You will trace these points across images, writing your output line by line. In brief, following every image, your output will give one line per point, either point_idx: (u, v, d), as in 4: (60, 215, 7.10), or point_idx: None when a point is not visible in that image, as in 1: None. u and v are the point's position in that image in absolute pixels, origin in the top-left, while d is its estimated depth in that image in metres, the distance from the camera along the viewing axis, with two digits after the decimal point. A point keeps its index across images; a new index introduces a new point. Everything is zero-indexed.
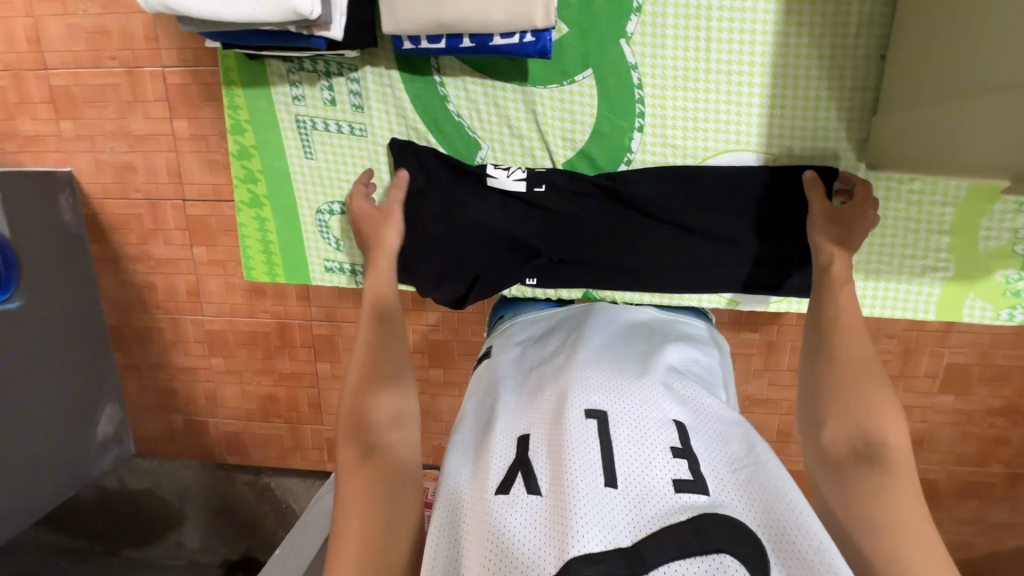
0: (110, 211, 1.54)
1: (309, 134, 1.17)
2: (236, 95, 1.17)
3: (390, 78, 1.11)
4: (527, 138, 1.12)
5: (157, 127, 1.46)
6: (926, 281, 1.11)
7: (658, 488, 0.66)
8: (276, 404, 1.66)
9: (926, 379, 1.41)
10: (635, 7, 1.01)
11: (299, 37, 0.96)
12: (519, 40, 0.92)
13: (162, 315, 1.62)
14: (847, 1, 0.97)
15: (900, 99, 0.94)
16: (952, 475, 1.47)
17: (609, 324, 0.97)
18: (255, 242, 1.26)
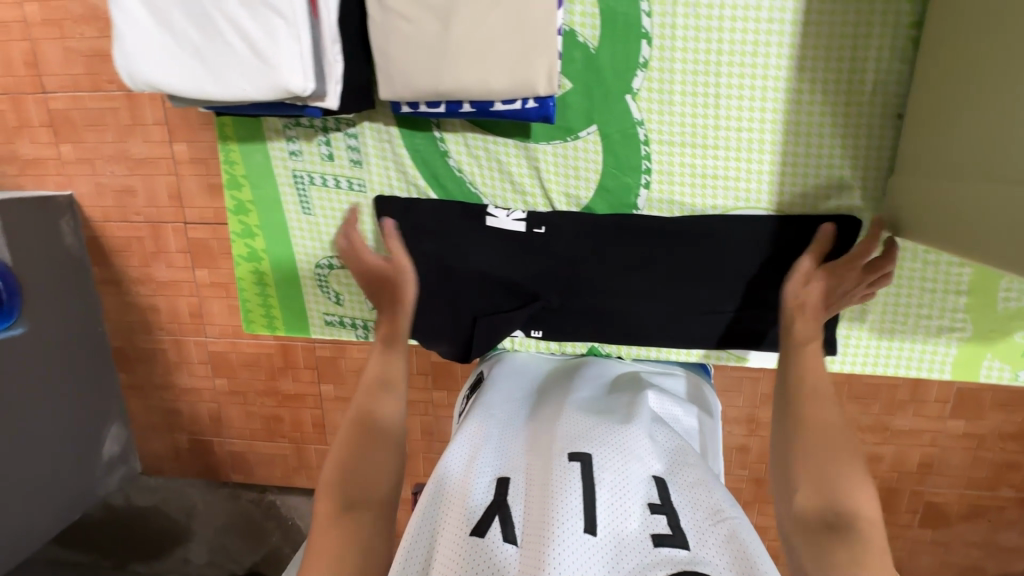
0: (111, 233, 1.53)
1: (307, 188, 1.16)
2: (231, 150, 1.16)
3: (388, 134, 1.11)
4: (529, 192, 1.11)
5: (157, 151, 1.44)
6: (941, 342, 1.10)
7: (636, 540, 0.70)
8: (281, 425, 1.66)
9: (936, 404, 1.39)
10: (642, 62, 1.00)
11: (292, 107, 0.99)
12: (521, 105, 0.94)
13: (165, 336, 1.62)
14: (864, 56, 0.96)
15: (927, 161, 0.91)
16: (962, 499, 1.46)
17: (592, 381, 1.02)
18: (253, 296, 1.25)
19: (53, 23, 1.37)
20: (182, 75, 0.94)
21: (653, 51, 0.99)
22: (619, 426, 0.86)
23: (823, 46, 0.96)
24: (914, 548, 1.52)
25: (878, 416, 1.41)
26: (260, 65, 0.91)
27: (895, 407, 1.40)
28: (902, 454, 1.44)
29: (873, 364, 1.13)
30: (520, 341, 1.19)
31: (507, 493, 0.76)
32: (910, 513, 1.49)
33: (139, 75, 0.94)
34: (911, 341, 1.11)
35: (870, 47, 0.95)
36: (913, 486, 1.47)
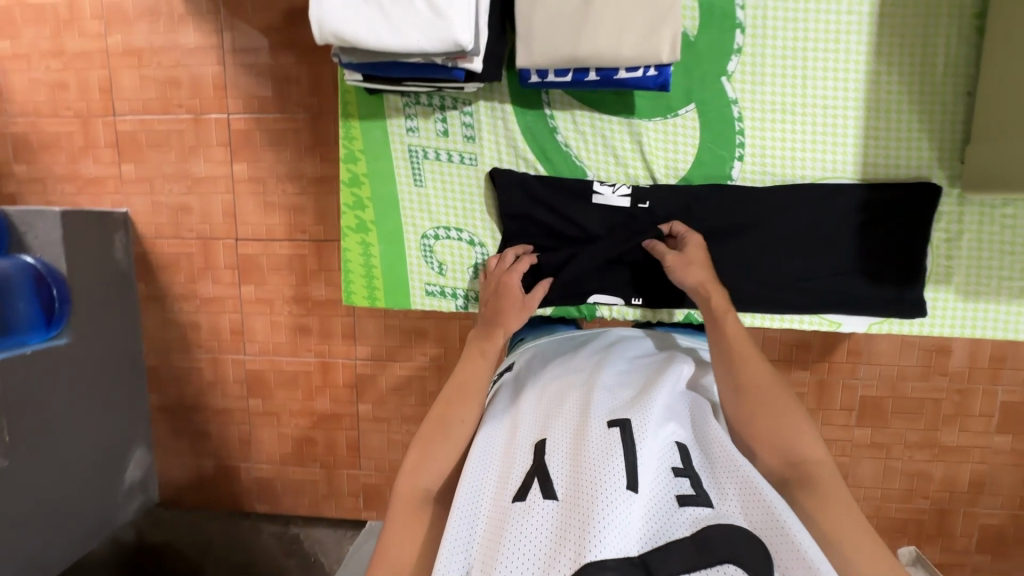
0: (162, 250, 1.56)
1: (420, 164, 1.11)
2: (353, 127, 1.11)
3: (503, 111, 1.07)
4: (632, 167, 1.06)
5: (217, 170, 1.51)
6: (1019, 301, 1.01)
7: (663, 501, 0.65)
8: (314, 447, 1.61)
9: (981, 418, 1.40)
10: (735, 48, 1.00)
11: (440, 68, 0.94)
12: (642, 74, 0.91)
13: (203, 354, 1.61)
14: (935, 33, 0.96)
15: (997, 119, 0.90)
16: (1015, 520, 1.43)
17: (626, 343, 0.95)
18: (356, 266, 1.16)
19: (133, 54, 1.48)
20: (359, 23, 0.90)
21: (746, 38, 0.99)
22: (651, 386, 0.79)
23: (897, 25, 0.97)
24: None
25: (924, 431, 1.42)
26: (428, 14, 0.87)
27: (940, 422, 1.41)
28: (952, 473, 1.43)
29: (956, 326, 1.03)
30: (612, 309, 1.09)
31: (545, 456, 0.70)
32: (965, 538, 1.45)
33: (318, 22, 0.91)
34: (991, 301, 1.02)
35: (941, 26, 0.96)
36: (966, 508, 1.44)
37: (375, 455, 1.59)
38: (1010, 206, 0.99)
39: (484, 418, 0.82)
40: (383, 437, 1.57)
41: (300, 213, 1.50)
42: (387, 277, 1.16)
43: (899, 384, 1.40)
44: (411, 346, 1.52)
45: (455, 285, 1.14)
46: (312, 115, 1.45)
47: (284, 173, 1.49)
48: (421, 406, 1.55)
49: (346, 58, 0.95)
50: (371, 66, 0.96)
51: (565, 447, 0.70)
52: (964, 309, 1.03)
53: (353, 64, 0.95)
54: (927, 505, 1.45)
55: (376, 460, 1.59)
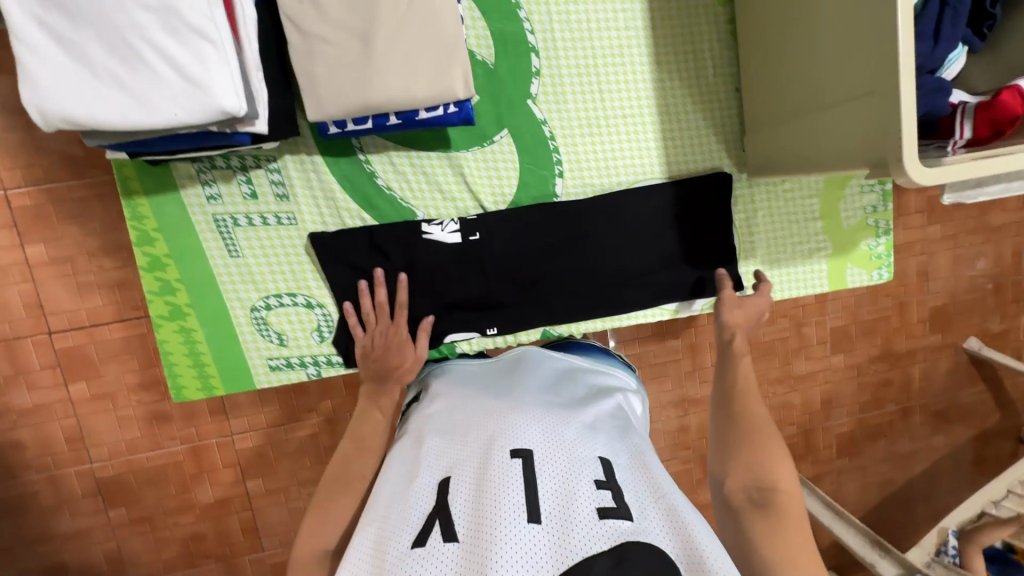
0: None
1: (232, 232, 1.01)
2: (139, 205, 0.99)
3: (313, 163, 1.01)
4: (460, 200, 1.06)
5: (5, 258, 1.26)
6: (813, 261, 1.18)
7: (582, 516, 0.64)
8: (203, 543, 1.43)
9: (820, 345, 1.63)
10: (533, 71, 1.03)
11: (218, 135, 0.85)
12: (443, 111, 0.91)
13: (35, 477, 1.34)
14: (701, 40, 1.08)
15: (764, 110, 1.04)
16: (860, 422, 1.70)
17: (536, 366, 0.97)
18: (181, 354, 1.05)
19: None
20: (96, 103, 0.77)
21: (542, 60, 1.03)
22: (558, 416, 0.81)
23: (670, 36, 1.06)
24: (840, 479, 1.72)
25: (781, 368, 1.62)
26: (183, 84, 0.77)
27: (791, 357, 1.62)
28: (807, 398, 1.65)
29: None
30: (471, 341, 1.11)
31: (448, 496, 0.69)
32: (828, 448, 1.69)
33: (45, 109, 0.77)
34: (792, 264, 1.18)
35: (704, 34, 1.07)
36: (823, 423, 1.68)
37: (278, 531, 1.45)
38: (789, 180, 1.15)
39: (388, 461, 0.80)
40: (283, 509, 1.44)
41: (128, 288, 1.30)
42: (220, 360, 1.07)
43: (753, 332, 1.58)
44: (293, 406, 1.40)
45: (300, 352, 1.08)
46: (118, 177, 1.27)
47: (96, 248, 1.28)
48: (319, 466, 1.44)
49: (99, 141, 0.82)
50: (137, 142, 0.85)
51: (469, 484, 0.70)
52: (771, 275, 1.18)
53: (110, 144, 0.83)
54: (794, 430, 1.66)
55: (281, 536, 1.46)
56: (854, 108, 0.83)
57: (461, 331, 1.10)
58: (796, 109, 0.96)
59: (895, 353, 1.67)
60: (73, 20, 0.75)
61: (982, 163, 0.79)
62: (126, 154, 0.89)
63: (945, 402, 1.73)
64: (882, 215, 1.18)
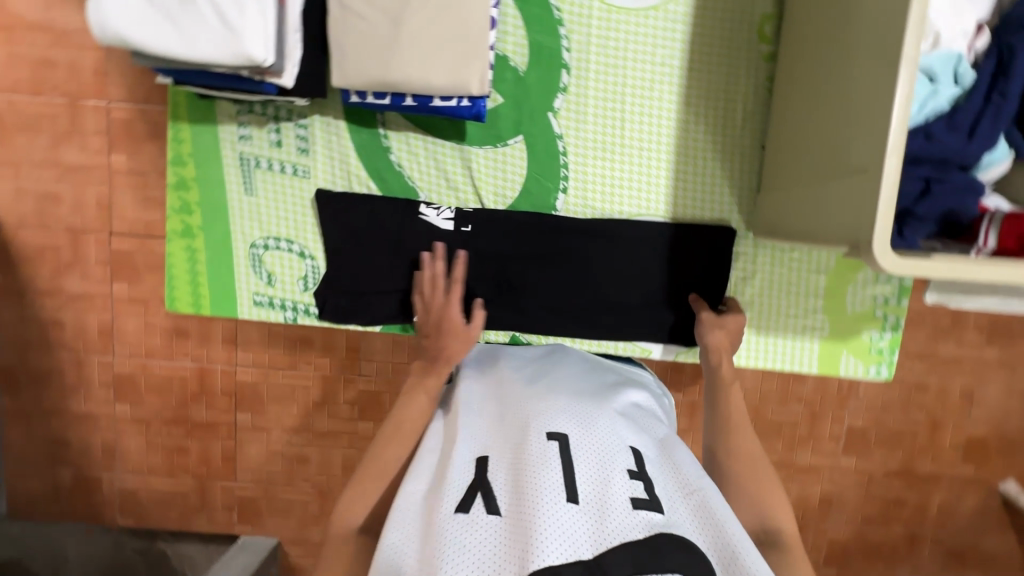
0: (24, 240, 1.45)
1: (252, 172, 1.10)
2: (181, 129, 1.09)
3: (337, 127, 1.08)
4: (462, 192, 1.10)
5: (93, 160, 1.42)
6: (805, 338, 1.13)
7: (618, 505, 0.71)
8: (185, 457, 1.53)
9: (831, 441, 1.52)
10: (561, 87, 1.06)
11: (247, 80, 0.93)
12: (456, 103, 0.95)
13: (66, 355, 1.49)
14: (736, 90, 1.06)
15: (781, 173, 1.00)
16: (858, 536, 1.57)
17: (572, 361, 1.03)
18: (181, 270, 1.14)
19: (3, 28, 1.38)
20: (146, 28, 0.87)
21: (571, 78, 1.05)
22: (591, 406, 0.87)
23: (706, 81, 1.06)
24: None
25: (783, 452, 1.53)
26: (221, 29, 0.86)
27: (797, 444, 1.52)
28: (804, 492, 1.54)
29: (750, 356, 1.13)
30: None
31: (488, 473, 0.75)
32: (815, 553, 1.57)
33: (102, 22, 0.87)
34: (782, 336, 1.13)
35: (740, 85, 1.06)
36: (816, 525, 1.56)
37: (252, 467, 1.53)
38: (799, 250, 1.10)
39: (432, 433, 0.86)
40: (262, 447, 1.52)
41: None
42: (212, 284, 1.15)
43: (761, 407, 1.51)
44: (295, 355, 1.48)
45: (283, 296, 1.14)
46: None
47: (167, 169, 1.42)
48: (304, 417, 1.51)
49: (144, 62, 0.92)
50: (177, 71, 0.94)
51: (507, 464, 0.76)
52: (758, 341, 1.13)
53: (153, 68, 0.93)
54: None
55: (253, 472, 1.53)
56: (851, 184, 0.78)
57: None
58: (805, 177, 0.92)
59: (916, 473, 1.53)
60: None
61: (951, 264, 0.73)
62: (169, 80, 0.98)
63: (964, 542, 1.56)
64: (891, 309, 1.12)
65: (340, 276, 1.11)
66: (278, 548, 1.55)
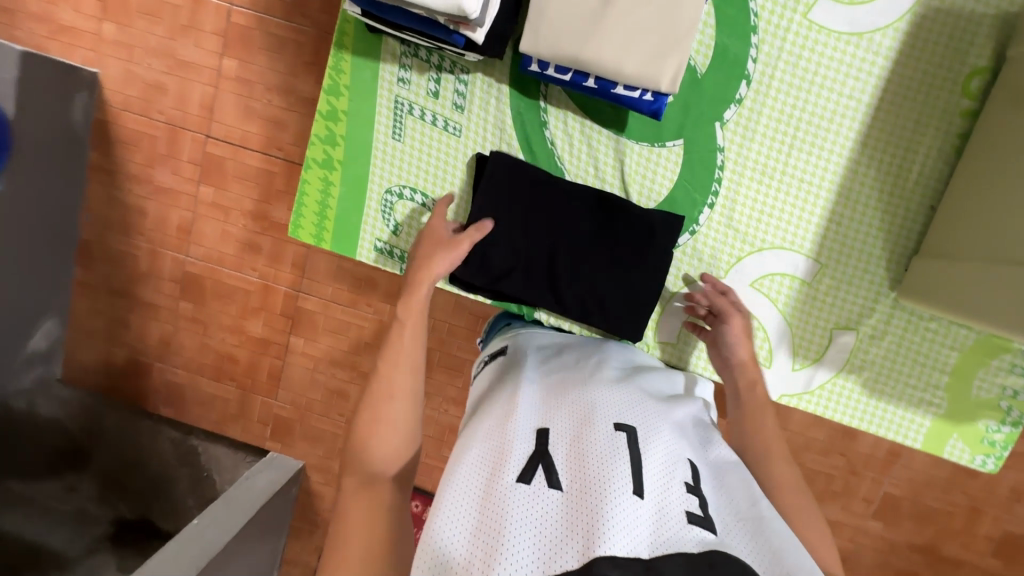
0: (125, 124, 1.47)
1: (403, 118, 1.09)
2: (343, 59, 1.08)
3: (498, 90, 1.06)
4: (608, 184, 1.09)
5: (205, 59, 1.42)
6: (917, 412, 1.09)
7: (676, 514, 0.63)
8: (233, 365, 1.58)
9: (863, 501, 1.50)
10: (737, 98, 1.04)
11: (439, 27, 0.89)
12: (639, 95, 0.92)
13: (142, 243, 1.53)
14: (919, 143, 1.02)
15: (944, 239, 0.98)
16: None
17: (633, 362, 0.96)
18: (311, 200, 1.15)
19: None
20: None
21: (749, 91, 1.03)
22: (651, 406, 0.81)
23: (888, 126, 1.03)
24: None
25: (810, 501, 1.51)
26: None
27: (827, 497, 1.51)
28: None
29: (855, 418, 1.11)
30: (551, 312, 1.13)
31: (549, 445, 0.69)
32: None
33: None
34: (893, 404, 1.10)
35: (925, 137, 1.02)
36: None
37: (294, 390, 1.58)
38: (936, 321, 1.06)
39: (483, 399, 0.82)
40: (307, 373, 1.56)
41: (281, 128, 1.43)
42: (339, 221, 1.16)
43: (802, 453, 1.49)
44: (358, 293, 1.49)
45: (402, 247, 1.15)
46: (319, 33, 1.38)
47: (274, 84, 1.42)
48: (352, 354, 1.54)
49: None
50: (372, 3, 0.90)
51: (566, 439, 0.70)
52: (870, 405, 1.11)
53: None
54: None
55: (293, 395, 1.58)
56: None
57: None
58: (973, 251, 0.90)
59: (939, 553, 1.51)
60: None
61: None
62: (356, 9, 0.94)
63: None
64: (1019, 403, 1.07)
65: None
66: (301, 471, 1.61)
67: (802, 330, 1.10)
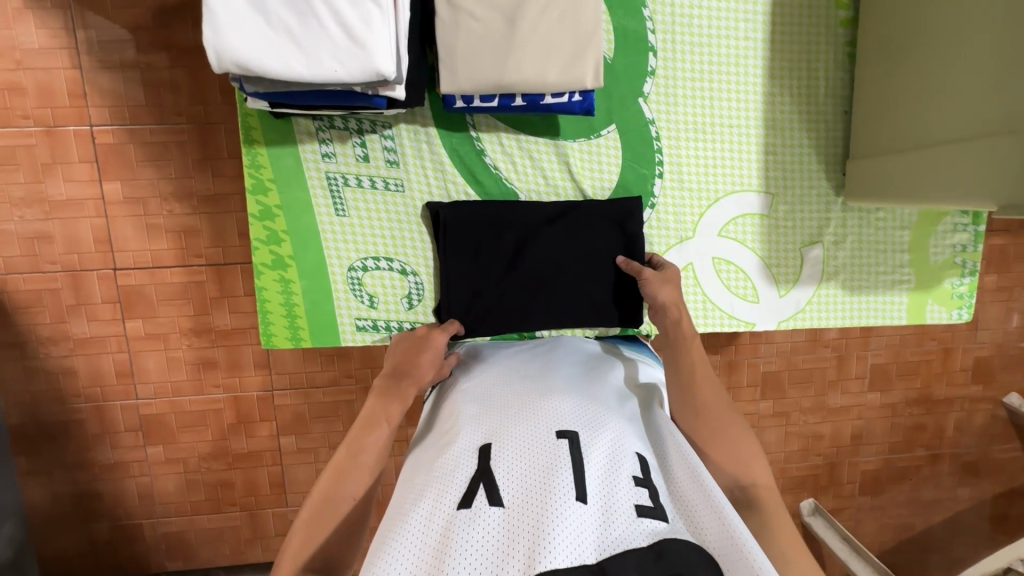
0: (16, 288, 1.32)
1: (341, 191, 1.06)
2: (259, 154, 1.04)
3: (427, 134, 1.06)
4: (562, 189, 1.11)
5: (83, 191, 1.30)
6: (894, 293, 1.19)
7: (621, 511, 0.70)
8: (230, 490, 1.47)
9: (857, 380, 1.62)
10: (649, 71, 1.08)
11: (359, 96, 0.89)
12: (567, 99, 0.94)
13: (83, 404, 1.39)
14: (816, 66, 1.12)
15: (879, 138, 1.07)
16: (887, 463, 1.68)
17: (576, 355, 1.04)
18: (276, 304, 1.09)
19: None
20: (262, 50, 0.81)
21: (658, 61, 1.08)
22: (597, 403, 0.87)
23: (789, 55, 1.11)
24: (859, 516, 1.71)
25: (815, 397, 1.61)
26: (346, 42, 0.81)
27: (827, 388, 1.61)
28: (837, 430, 1.64)
29: (846, 317, 1.19)
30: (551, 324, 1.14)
31: (493, 466, 0.76)
32: (851, 484, 1.68)
33: (217, 47, 0.80)
34: (873, 294, 1.19)
35: (820, 58, 1.12)
36: (849, 459, 1.67)
37: (302, 490, 1.49)
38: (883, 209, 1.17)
39: (430, 434, 0.87)
40: (310, 469, 1.47)
41: (193, 235, 1.34)
42: (311, 314, 1.10)
43: (793, 358, 1.58)
44: (334, 370, 1.43)
45: (385, 318, 1.11)
46: (199, 127, 1.30)
47: (169, 192, 1.32)
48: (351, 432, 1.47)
49: (253, 87, 0.85)
50: (284, 93, 0.88)
51: (509, 455, 0.77)
52: (854, 302, 1.19)
53: (262, 93, 0.86)
54: (820, 461, 1.66)
55: (305, 495, 1.49)
56: (985, 145, 0.86)
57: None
58: (915, 140, 0.99)
59: (932, 398, 1.66)
60: None
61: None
62: (266, 102, 0.92)
63: (976, 454, 1.71)
64: (971, 255, 1.18)
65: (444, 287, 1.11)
66: None
67: (778, 257, 1.17)
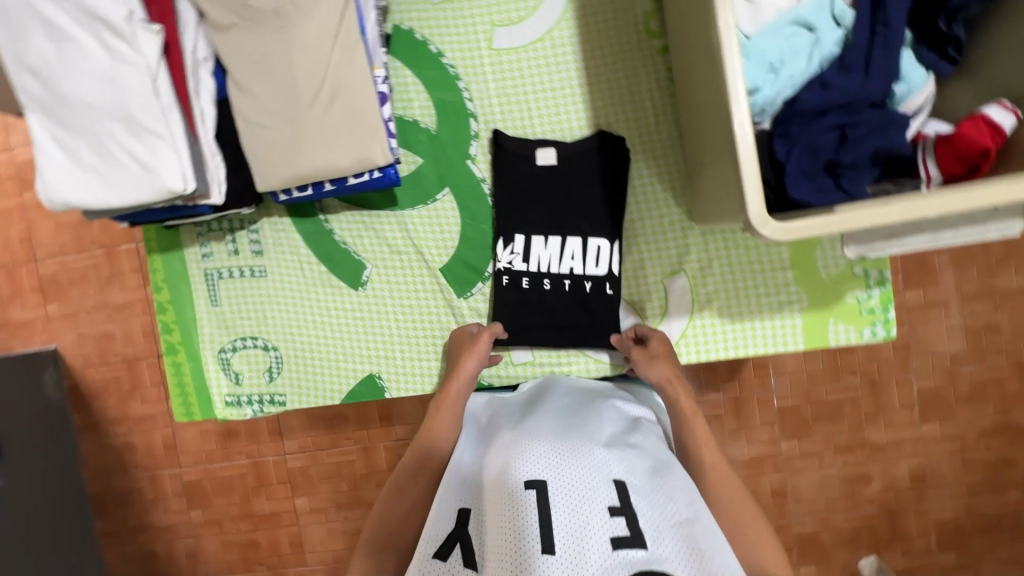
0: (92, 378, 1.63)
1: (217, 284, 1.20)
2: (153, 258, 1.21)
3: (283, 224, 1.17)
4: (404, 255, 1.15)
5: (133, 295, 1.60)
6: (782, 314, 1.05)
7: (595, 546, 0.65)
8: (258, 550, 1.61)
9: (904, 410, 1.38)
10: (473, 133, 1.12)
11: (183, 206, 0.99)
12: (369, 176, 1.00)
13: (142, 474, 1.64)
14: (640, 92, 1.08)
15: (693, 159, 0.99)
16: (970, 511, 1.38)
17: (568, 398, 0.99)
18: (172, 386, 1.25)
19: None
20: (81, 190, 0.91)
21: (480, 124, 1.11)
22: (574, 440, 0.81)
23: (604, 88, 1.08)
24: None
25: (851, 432, 1.40)
26: (141, 171, 0.89)
27: (864, 422, 1.39)
28: (888, 473, 1.40)
29: (728, 348, 1.07)
30: (397, 384, 1.17)
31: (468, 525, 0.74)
32: (924, 537, 1.40)
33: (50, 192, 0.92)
34: (755, 319, 1.06)
35: (642, 84, 1.08)
36: (915, 506, 1.39)
37: (317, 549, 1.58)
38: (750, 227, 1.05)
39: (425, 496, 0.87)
40: (323, 528, 1.57)
41: None
42: (198, 392, 1.24)
43: (812, 389, 1.40)
44: (335, 433, 1.54)
45: (255, 392, 1.22)
46: None
47: None
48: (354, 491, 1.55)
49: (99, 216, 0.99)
50: (128, 215, 1.02)
51: (485, 510, 0.74)
52: (733, 330, 1.07)
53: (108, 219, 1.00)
54: (874, 510, 1.41)
55: (320, 554, 1.58)
56: (729, 161, 0.78)
57: (389, 373, 1.17)
58: (706, 157, 0.91)
59: (1016, 428, 1.35)
60: (67, 128, 0.90)
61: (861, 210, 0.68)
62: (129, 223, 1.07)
63: None
64: (872, 263, 1.02)
65: (302, 362, 1.19)
66: None
67: (635, 284, 1.09)
